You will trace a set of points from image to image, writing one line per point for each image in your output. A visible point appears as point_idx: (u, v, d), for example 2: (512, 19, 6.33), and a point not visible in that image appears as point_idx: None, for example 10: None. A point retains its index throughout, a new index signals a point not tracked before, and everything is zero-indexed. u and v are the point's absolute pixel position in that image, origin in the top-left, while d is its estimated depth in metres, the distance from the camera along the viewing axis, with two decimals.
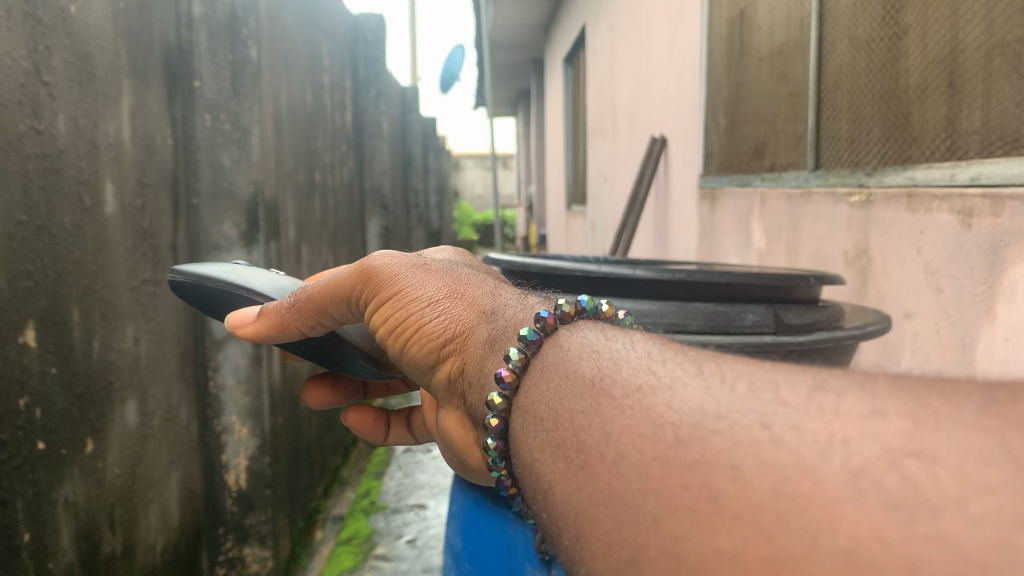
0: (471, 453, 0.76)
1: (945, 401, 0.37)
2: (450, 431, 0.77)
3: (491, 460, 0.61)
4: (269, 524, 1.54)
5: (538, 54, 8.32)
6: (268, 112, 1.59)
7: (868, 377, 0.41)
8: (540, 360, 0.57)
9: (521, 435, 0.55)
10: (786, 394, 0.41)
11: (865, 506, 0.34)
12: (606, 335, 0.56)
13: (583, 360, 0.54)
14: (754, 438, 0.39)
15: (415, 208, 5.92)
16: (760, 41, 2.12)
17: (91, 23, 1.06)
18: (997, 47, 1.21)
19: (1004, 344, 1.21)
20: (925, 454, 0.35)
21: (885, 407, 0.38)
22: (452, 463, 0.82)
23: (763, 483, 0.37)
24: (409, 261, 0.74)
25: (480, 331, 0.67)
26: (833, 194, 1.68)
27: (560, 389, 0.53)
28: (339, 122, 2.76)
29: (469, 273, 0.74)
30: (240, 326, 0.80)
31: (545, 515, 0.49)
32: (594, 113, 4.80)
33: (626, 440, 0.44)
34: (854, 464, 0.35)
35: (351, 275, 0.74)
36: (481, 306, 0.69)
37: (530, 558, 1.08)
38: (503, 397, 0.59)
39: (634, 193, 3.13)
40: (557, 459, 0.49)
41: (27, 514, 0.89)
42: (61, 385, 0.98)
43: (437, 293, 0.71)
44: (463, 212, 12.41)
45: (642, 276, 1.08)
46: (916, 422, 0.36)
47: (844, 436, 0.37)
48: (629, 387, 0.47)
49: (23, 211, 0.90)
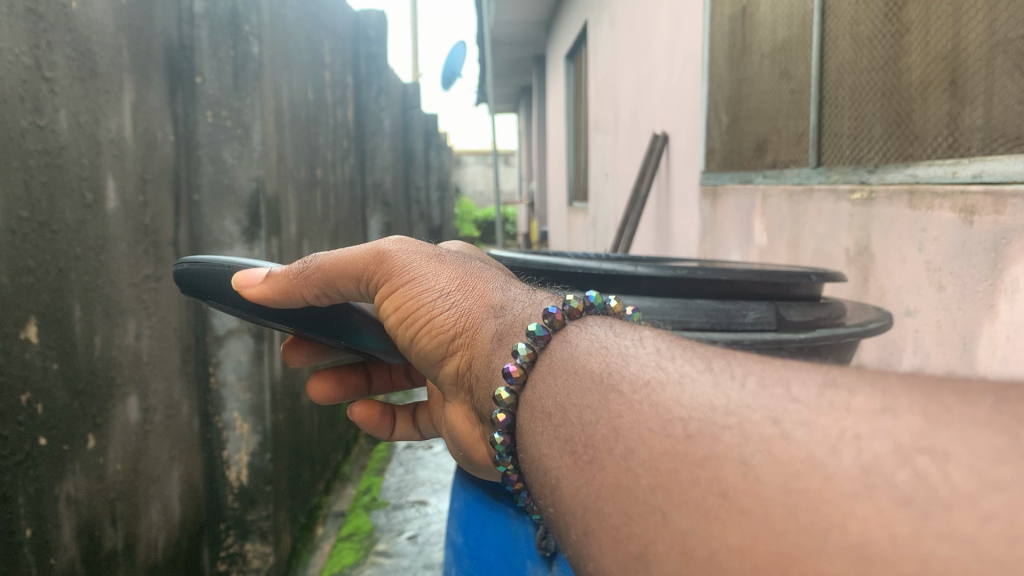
0: (476, 448, 0.76)
1: (958, 399, 0.37)
2: (456, 425, 0.77)
3: (497, 455, 0.61)
4: (270, 520, 1.54)
5: (538, 51, 8.30)
6: (271, 108, 1.59)
7: (879, 374, 0.41)
8: (549, 355, 0.58)
9: (528, 431, 0.55)
10: (796, 390, 0.41)
11: (875, 502, 0.34)
12: (615, 332, 0.56)
13: (592, 355, 0.54)
14: (764, 434, 0.39)
15: (417, 205, 5.91)
16: (762, 38, 2.11)
17: (92, 18, 1.05)
18: (1000, 44, 1.20)
19: (1006, 342, 1.21)
20: (937, 451, 0.35)
21: (896, 405, 0.38)
22: (458, 459, 0.83)
23: (773, 479, 0.37)
24: (424, 251, 0.75)
25: (489, 325, 0.67)
26: (835, 191, 1.68)
27: (568, 384, 0.53)
28: (340, 118, 2.75)
29: (482, 267, 0.74)
30: (247, 285, 0.76)
31: (553, 510, 0.49)
32: (595, 110, 4.79)
33: (635, 435, 0.44)
34: (865, 460, 0.36)
35: (365, 256, 0.74)
36: (490, 300, 0.69)
37: (530, 554, 1.09)
38: (510, 392, 0.59)
39: (636, 190, 3.13)
40: (565, 454, 0.49)
41: (28, 509, 0.89)
42: (63, 381, 0.98)
43: (448, 285, 0.71)
44: (463, 210, 12.44)
45: (644, 272, 1.09)
46: (929, 419, 0.36)
47: (855, 433, 0.37)
48: (638, 382, 0.48)
49: (25, 206, 0.90)
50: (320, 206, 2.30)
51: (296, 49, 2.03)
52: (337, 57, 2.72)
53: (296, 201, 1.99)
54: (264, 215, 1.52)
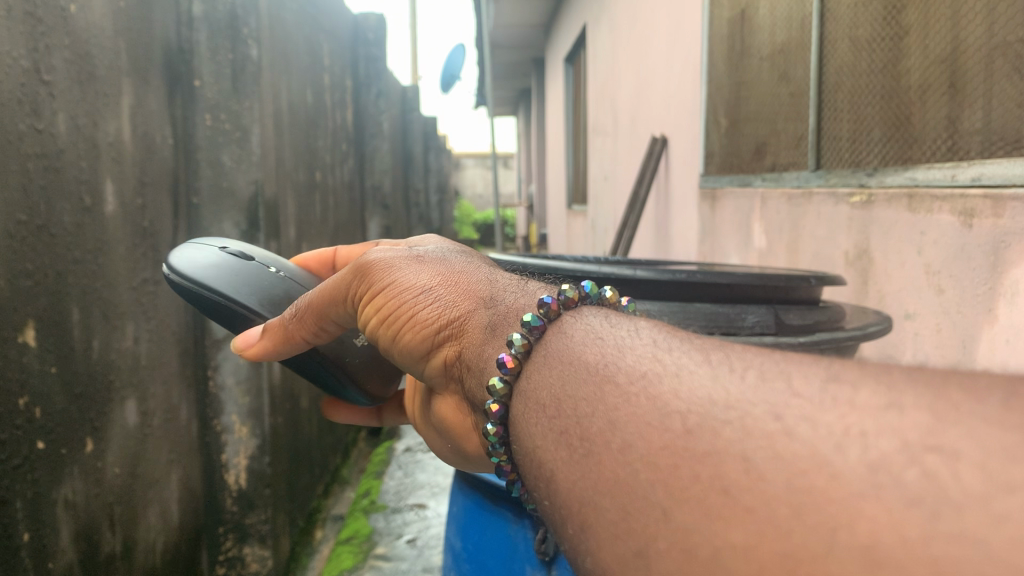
0: (467, 438, 0.75)
1: (965, 395, 0.37)
2: (446, 418, 0.77)
3: (491, 446, 0.61)
4: (269, 524, 1.54)
5: (536, 53, 8.31)
6: (269, 111, 1.59)
7: (883, 369, 0.41)
8: (544, 346, 0.57)
9: (522, 422, 0.55)
10: (799, 385, 0.41)
11: (883, 501, 0.34)
12: (610, 322, 0.56)
13: (587, 347, 0.54)
14: (767, 429, 0.39)
15: (416, 208, 5.90)
16: (761, 41, 2.11)
17: (90, 22, 1.05)
18: (998, 47, 1.21)
19: (1006, 345, 1.21)
20: (946, 449, 0.34)
21: (902, 400, 0.37)
22: (450, 452, 0.83)
23: (777, 476, 0.37)
24: (403, 254, 0.74)
25: (479, 315, 0.67)
26: (834, 194, 1.68)
27: (564, 375, 0.53)
28: (339, 122, 2.74)
29: (466, 262, 0.74)
30: (246, 346, 0.81)
31: (548, 503, 0.49)
32: (594, 113, 4.80)
33: (632, 429, 0.44)
34: (871, 458, 0.35)
35: (348, 277, 0.74)
36: (476, 294, 0.69)
37: (530, 558, 1.09)
38: (504, 383, 0.58)
39: (635, 193, 3.13)
40: (560, 446, 0.49)
41: (26, 514, 0.89)
42: (61, 384, 0.98)
43: (430, 281, 0.70)
44: (463, 212, 12.44)
45: (643, 276, 1.08)
46: (936, 416, 0.36)
47: (861, 429, 0.37)
48: (634, 373, 0.47)
49: (23, 210, 0.90)
50: (319, 208, 2.30)
51: (294, 52, 2.03)
52: (336, 60, 2.72)
53: (295, 203, 1.98)
54: (263, 218, 1.51)
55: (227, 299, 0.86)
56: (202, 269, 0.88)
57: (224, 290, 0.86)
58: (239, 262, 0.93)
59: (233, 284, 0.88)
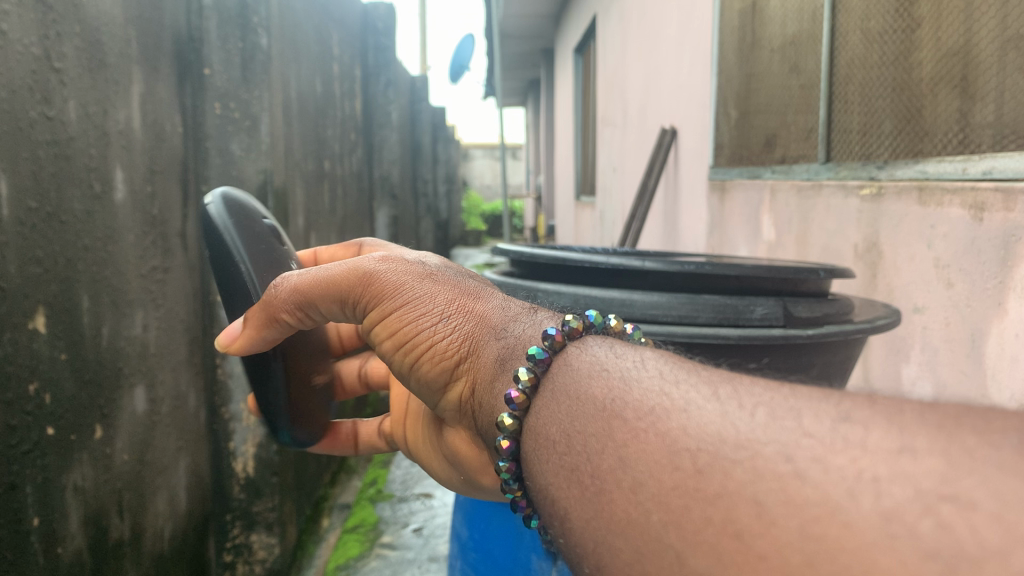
0: (485, 473, 0.83)
1: (980, 440, 0.37)
2: (461, 452, 0.84)
3: (505, 483, 0.62)
4: (276, 512, 1.55)
5: (547, 44, 8.26)
6: (279, 101, 1.59)
7: (894, 409, 0.42)
8: (550, 380, 0.58)
9: (533, 460, 0.56)
10: (808, 423, 0.41)
11: (899, 552, 0.33)
12: (615, 353, 0.57)
13: (593, 379, 0.54)
14: (777, 471, 0.39)
15: (424, 198, 5.81)
16: (772, 32, 2.10)
17: (101, 9, 1.05)
18: (1012, 39, 1.19)
19: (1016, 340, 1.20)
20: (961, 499, 0.34)
21: (914, 444, 0.38)
22: (459, 481, 0.89)
23: (789, 522, 0.37)
24: (412, 269, 0.75)
25: (490, 347, 0.67)
26: (844, 186, 1.68)
27: (571, 410, 0.53)
28: (347, 112, 2.73)
29: (476, 285, 0.75)
30: (229, 340, 0.80)
31: (564, 541, 0.50)
32: (603, 103, 4.76)
33: (643, 468, 0.44)
34: (884, 507, 0.35)
35: (353, 279, 0.74)
36: (491, 322, 0.69)
37: (536, 549, 1.12)
38: (513, 419, 0.59)
39: (643, 184, 3.12)
40: (571, 484, 0.49)
41: (37, 498, 0.90)
42: (71, 371, 0.99)
43: (446, 308, 0.71)
44: (471, 202, 12.38)
45: (651, 267, 1.10)
46: (950, 462, 0.36)
47: (873, 474, 0.37)
48: (642, 409, 0.48)
49: (34, 197, 0.90)
50: (327, 197, 2.30)
51: (303, 38, 2.02)
52: (344, 48, 2.71)
53: (303, 193, 1.98)
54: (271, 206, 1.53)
55: (238, 252, 0.84)
56: (239, 227, 0.87)
57: (248, 246, 0.86)
58: (272, 240, 0.93)
59: (254, 253, 0.86)
